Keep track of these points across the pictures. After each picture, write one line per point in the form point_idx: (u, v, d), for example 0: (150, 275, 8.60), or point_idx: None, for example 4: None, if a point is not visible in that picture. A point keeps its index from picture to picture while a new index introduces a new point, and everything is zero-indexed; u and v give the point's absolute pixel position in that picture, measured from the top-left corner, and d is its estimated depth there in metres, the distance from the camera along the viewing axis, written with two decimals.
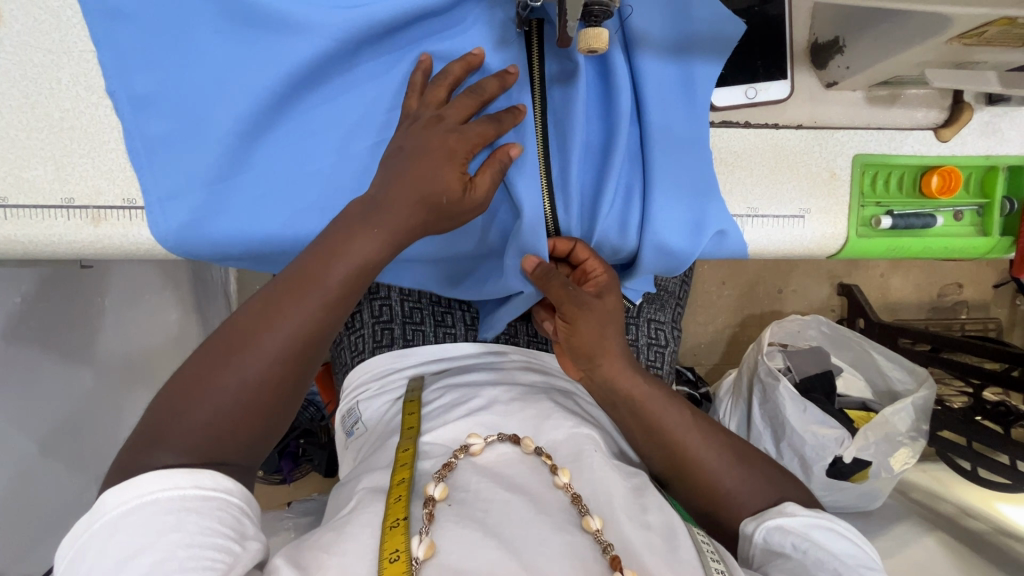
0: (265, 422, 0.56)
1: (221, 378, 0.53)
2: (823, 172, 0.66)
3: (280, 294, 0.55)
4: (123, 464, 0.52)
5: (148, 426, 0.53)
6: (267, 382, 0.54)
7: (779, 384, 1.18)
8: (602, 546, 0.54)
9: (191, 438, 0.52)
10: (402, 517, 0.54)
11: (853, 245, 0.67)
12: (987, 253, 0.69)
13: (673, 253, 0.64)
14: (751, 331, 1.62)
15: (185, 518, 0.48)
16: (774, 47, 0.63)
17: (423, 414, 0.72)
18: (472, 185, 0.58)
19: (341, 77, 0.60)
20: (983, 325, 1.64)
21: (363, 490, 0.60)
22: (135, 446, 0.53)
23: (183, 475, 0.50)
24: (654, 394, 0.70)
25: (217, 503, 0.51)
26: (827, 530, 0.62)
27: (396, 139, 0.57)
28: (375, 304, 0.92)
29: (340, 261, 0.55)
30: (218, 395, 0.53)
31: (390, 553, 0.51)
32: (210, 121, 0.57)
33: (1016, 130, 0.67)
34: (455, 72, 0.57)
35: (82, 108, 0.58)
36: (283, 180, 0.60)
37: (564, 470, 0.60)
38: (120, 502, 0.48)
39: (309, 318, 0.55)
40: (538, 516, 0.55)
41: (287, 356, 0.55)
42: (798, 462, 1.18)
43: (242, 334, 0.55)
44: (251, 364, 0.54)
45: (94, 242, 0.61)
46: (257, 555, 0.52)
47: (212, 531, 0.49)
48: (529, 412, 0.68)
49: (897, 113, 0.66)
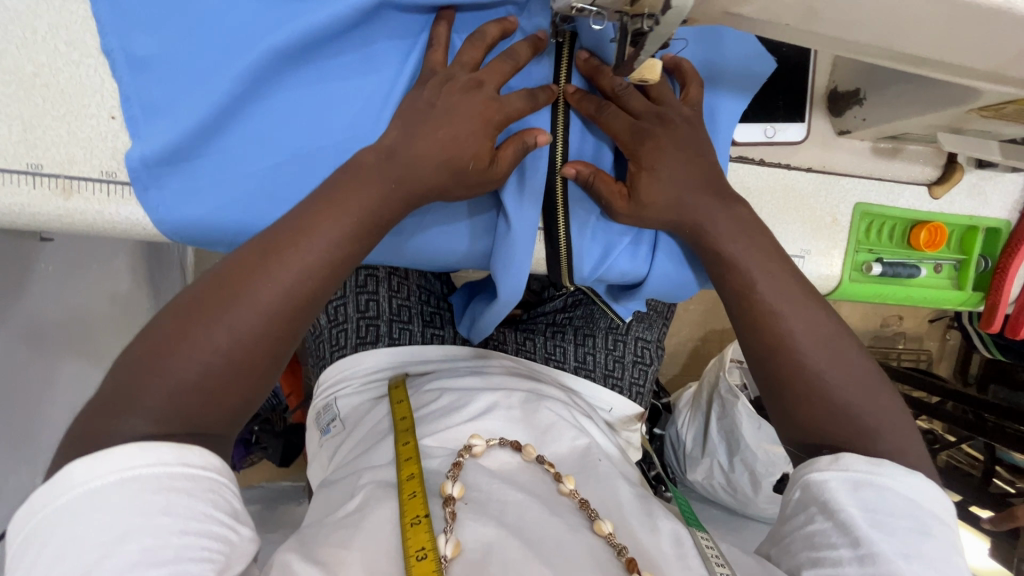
0: (254, 385, 0.53)
1: (207, 332, 0.50)
2: (825, 217, 0.68)
3: (277, 244, 0.52)
4: (88, 431, 0.48)
5: (120, 386, 0.49)
6: (260, 339, 0.52)
7: (739, 402, 1.23)
8: (616, 549, 0.54)
9: (169, 396, 0.49)
10: (423, 514, 0.53)
11: (846, 289, 0.70)
12: (960, 306, 0.74)
13: (675, 278, 0.69)
14: (712, 347, 1.68)
15: (175, 501, 0.45)
16: (796, 90, 0.64)
17: (416, 415, 0.71)
18: (496, 159, 0.56)
19: (364, 58, 0.55)
20: (917, 356, 1.77)
21: (370, 484, 0.59)
22: (104, 410, 0.48)
23: (169, 450, 0.46)
24: (768, 276, 0.61)
25: (208, 483, 0.48)
26: (889, 491, 0.53)
27: (424, 95, 0.54)
28: (361, 298, 0.89)
29: (343, 217, 0.53)
30: (202, 350, 0.49)
31: (418, 552, 0.49)
32: (215, 93, 0.52)
33: (998, 193, 0.71)
34: (491, 35, 0.54)
35: (61, 66, 0.52)
36: (289, 166, 0.56)
37: (568, 478, 0.61)
38: (96, 476, 0.44)
39: (308, 270, 0.52)
40: (552, 516, 0.55)
41: (280, 311, 0.52)
42: (748, 475, 1.24)
43: (231, 287, 0.51)
44: (241, 316, 0.51)
45: (63, 216, 0.55)
46: (250, 543, 0.50)
47: (207, 517, 0.46)
48: (529, 420, 0.68)
49: (898, 167, 0.69)
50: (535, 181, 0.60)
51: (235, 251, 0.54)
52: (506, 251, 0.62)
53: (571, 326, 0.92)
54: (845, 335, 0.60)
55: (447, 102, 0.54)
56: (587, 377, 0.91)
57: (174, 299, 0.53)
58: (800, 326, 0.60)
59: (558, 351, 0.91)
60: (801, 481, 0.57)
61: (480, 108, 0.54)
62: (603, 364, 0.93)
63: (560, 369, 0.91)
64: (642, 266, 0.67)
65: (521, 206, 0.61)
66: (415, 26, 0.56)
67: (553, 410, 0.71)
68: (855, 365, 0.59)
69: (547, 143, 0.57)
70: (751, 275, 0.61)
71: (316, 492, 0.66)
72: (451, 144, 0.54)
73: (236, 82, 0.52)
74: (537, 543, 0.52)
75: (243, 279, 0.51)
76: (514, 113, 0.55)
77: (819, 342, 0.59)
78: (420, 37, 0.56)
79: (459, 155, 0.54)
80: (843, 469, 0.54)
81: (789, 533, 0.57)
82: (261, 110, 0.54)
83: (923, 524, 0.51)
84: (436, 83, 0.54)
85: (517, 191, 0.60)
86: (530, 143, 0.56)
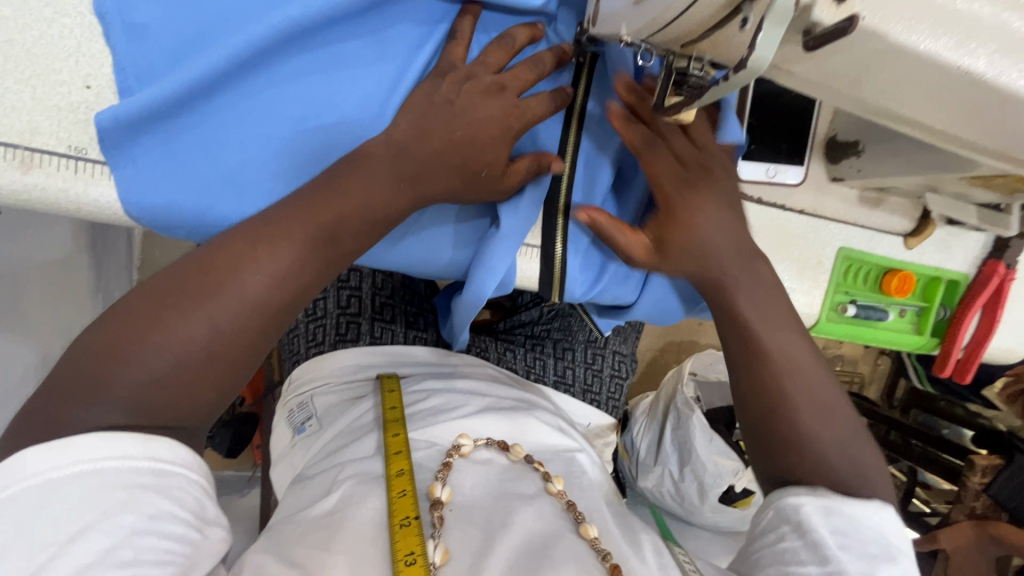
0: (235, 380, 0.46)
1: (189, 319, 0.43)
2: (812, 258, 0.72)
3: (281, 228, 0.46)
4: (31, 425, 0.40)
5: (76, 372, 0.41)
6: (248, 332, 0.45)
7: (693, 415, 1.26)
8: (600, 553, 0.53)
9: (137, 388, 0.41)
10: (413, 516, 0.51)
11: (822, 327, 0.74)
12: (919, 349, 0.80)
13: (665, 304, 0.69)
14: (669, 357, 1.72)
15: (139, 497, 0.39)
16: (800, 133, 0.65)
17: (408, 417, 0.67)
18: (508, 173, 0.54)
19: (378, 41, 0.52)
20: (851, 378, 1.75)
21: (350, 481, 0.57)
22: (56, 396, 0.40)
23: (134, 443, 0.40)
24: (758, 309, 0.62)
25: (177, 480, 0.41)
26: (860, 519, 0.54)
27: (441, 89, 0.50)
28: (342, 294, 0.85)
29: (346, 212, 0.48)
30: (177, 339, 0.42)
31: (406, 556, 0.47)
32: (212, 67, 0.47)
33: (963, 248, 0.77)
34: (519, 39, 0.52)
35: (30, 22, 0.46)
36: (285, 152, 0.52)
37: (557, 478, 0.61)
38: (51, 466, 0.37)
39: (311, 266, 0.47)
40: (538, 521, 0.54)
41: (270, 304, 0.45)
42: (696, 486, 1.29)
43: (220, 268, 0.44)
44: (225, 306, 0.44)
45: (18, 192, 0.49)
46: (219, 544, 0.44)
47: (171, 517, 0.40)
48: (518, 429, 0.67)
49: (879, 216, 0.72)
50: (533, 195, 0.58)
51: (227, 232, 0.47)
52: (496, 259, 0.58)
53: (550, 338, 0.92)
54: (825, 365, 0.63)
55: (465, 99, 0.50)
56: (566, 391, 0.93)
57: (147, 278, 0.46)
58: (789, 361, 0.61)
59: (538, 364, 0.91)
60: (775, 502, 0.58)
61: (504, 114, 0.51)
62: (582, 379, 0.94)
63: (540, 382, 0.91)
64: (632, 292, 0.67)
65: (516, 217, 0.58)
66: (433, 14, 0.53)
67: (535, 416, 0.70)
68: (835, 402, 0.62)
69: (559, 170, 0.56)
70: (745, 306, 0.61)
71: (288, 491, 0.62)
72: (467, 152, 0.51)
73: (239, 56, 0.47)
74: (530, 546, 0.51)
75: (231, 263, 0.44)
76: (533, 121, 0.53)
77: (803, 378, 0.61)
78: (439, 25, 0.53)
79: (473, 160, 0.51)
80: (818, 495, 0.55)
81: (758, 549, 0.57)
82: (262, 90, 0.50)
83: (888, 553, 0.52)
84: (455, 78, 0.50)
85: (510, 206, 0.57)
86: (544, 166, 0.55)
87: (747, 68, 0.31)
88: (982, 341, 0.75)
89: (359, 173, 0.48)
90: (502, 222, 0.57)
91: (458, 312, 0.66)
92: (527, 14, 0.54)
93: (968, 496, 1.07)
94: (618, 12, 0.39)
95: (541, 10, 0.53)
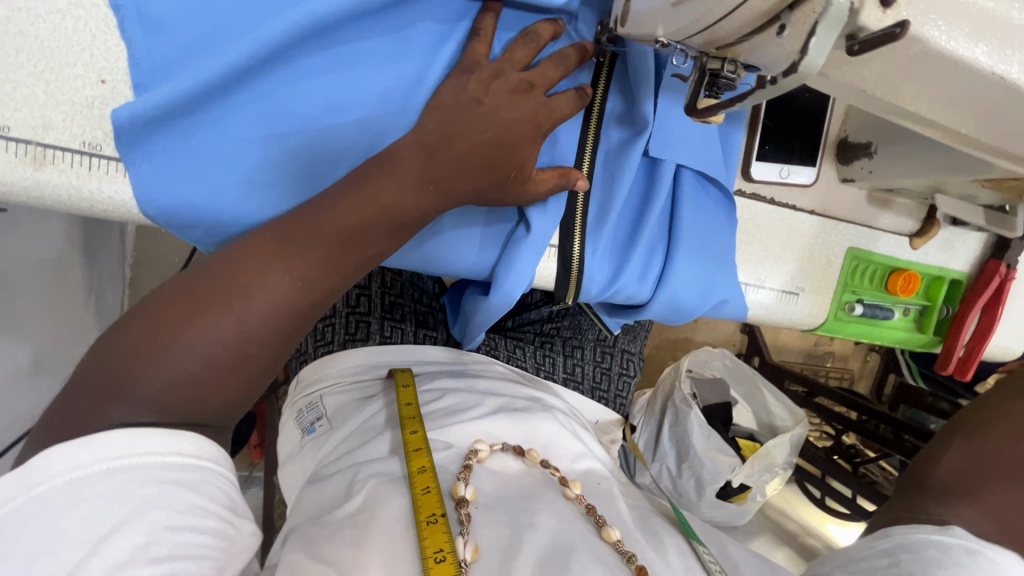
0: (261, 380, 0.45)
1: (216, 318, 0.42)
2: (821, 258, 0.73)
3: (308, 226, 0.46)
4: (55, 428, 0.39)
5: (100, 373, 0.40)
6: (275, 332, 0.44)
7: (692, 412, 1.28)
8: (625, 556, 0.53)
9: (165, 389, 0.40)
10: (440, 513, 0.51)
11: (830, 325, 0.75)
12: (921, 347, 0.82)
13: (681, 307, 0.67)
14: (665, 354, 1.73)
15: (169, 492, 0.38)
16: (813, 134, 0.66)
17: (423, 415, 0.66)
18: (535, 177, 0.54)
19: (401, 36, 0.51)
20: (838, 378, 1.78)
21: (372, 481, 0.56)
22: (80, 398, 0.39)
23: (162, 438, 0.39)
24: None
25: (205, 474, 0.40)
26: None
27: (468, 88, 0.50)
28: (352, 293, 0.83)
29: (373, 210, 0.47)
30: (205, 339, 0.41)
31: (435, 553, 0.47)
32: (235, 62, 0.46)
33: (964, 248, 0.78)
34: (544, 36, 0.51)
35: (44, 13, 0.44)
36: (305, 147, 0.51)
37: (574, 482, 0.61)
38: (77, 465, 0.36)
39: (339, 264, 0.47)
40: (563, 522, 0.55)
41: (298, 305, 0.45)
42: (694, 482, 1.30)
43: (247, 268, 0.44)
44: (254, 306, 0.43)
45: (30, 189, 0.47)
46: (249, 540, 0.43)
47: (202, 511, 0.39)
48: (534, 428, 0.67)
49: (886, 217, 0.74)
50: (558, 201, 0.59)
51: (251, 231, 0.46)
52: (524, 263, 0.59)
53: (559, 336, 0.91)
54: None
55: (492, 97, 0.50)
56: (574, 388, 0.93)
57: (170, 278, 0.45)
58: None
59: (547, 362, 0.91)
60: None
61: (532, 112, 0.51)
62: (590, 377, 0.95)
63: (548, 379, 0.91)
64: (648, 292, 0.65)
65: (544, 220, 0.59)
66: (455, 11, 0.52)
67: (554, 419, 0.70)
68: None
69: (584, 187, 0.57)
70: None
71: (303, 491, 0.61)
72: (494, 151, 0.50)
73: (261, 52, 0.47)
74: (556, 547, 0.51)
75: (260, 264, 0.44)
76: (559, 120, 0.53)
77: None
78: (461, 21, 0.52)
79: (501, 159, 0.51)
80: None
81: None
82: (283, 86, 0.49)
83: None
84: (482, 77, 0.50)
85: (537, 209, 0.58)
86: (570, 181, 0.56)
87: (798, 71, 0.32)
88: (983, 337, 0.76)
89: (387, 173, 0.48)
90: (532, 226, 0.58)
91: (477, 312, 0.66)
92: (548, 11, 0.54)
93: None
94: (655, 13, 0.39)
95: (563, 8, 0.53)
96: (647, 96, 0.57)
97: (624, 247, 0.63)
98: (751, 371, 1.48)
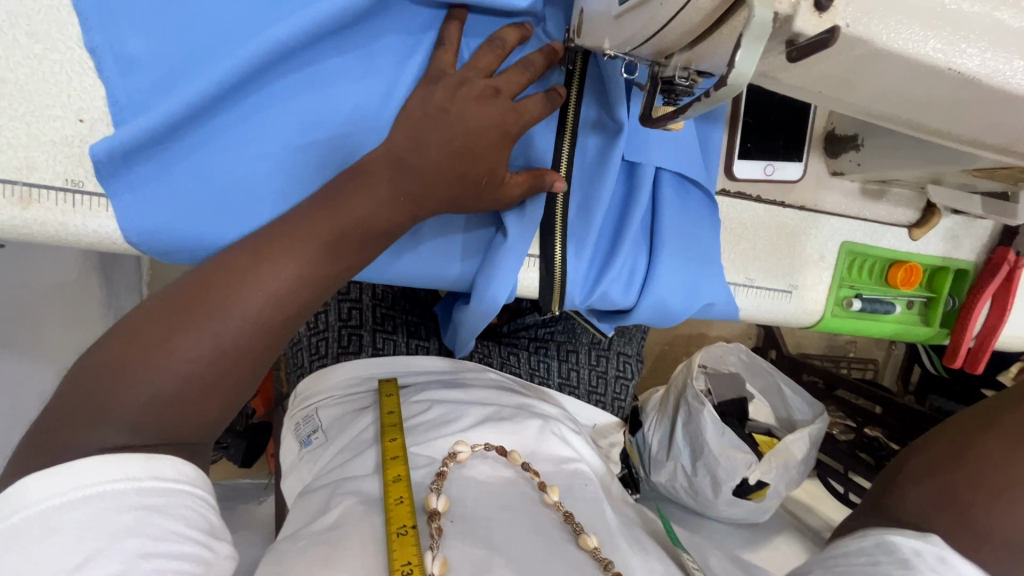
0: (238, 396, 0.46)
1: (190, 339, 0.43)
2: (815, 254, 0.71)
3: (277, 247, 0.47)
4: (41, 452, 0.41)
5: (82, 395, 0.42)
6: (249, 350, 0.45)
7: (704, 410, 1.25)
8: (602, 563, 0.54)
9: (145, 410, 0.42)
10: (410, 525, 0.53)
11: (827, 323, 0.73)
12: (927, 340, 0.78)
13: (667, 310, 0.66)
14: (678, 351, 1.70)
15: (145, 519, 0.39)
16: (797, 129, 0.64)
17: (406, 424, 0.69)
18: (509, 181, 0.54)
19: (366, 54, 0.52)
20: (863, 368, 1.72)
21: (350, 498, 0.58)
22: (63, 422, 0.41)
23: (138, 464, 0.41)
24: None
25: (183, 499, 0.42)
26: None
27: (435, 97, 0.50)
28: (343, 306, 0.86)
29: (344, 227, 0.48)
30: (181, 360, 0.43)
31: (402, 565, 0.49)
32: (201, 89, 0.47)
33: (969, 237, 0.75)
34: (509, 41, 0.51)
35: (20, 58, 0.46)
36: (277, 168, 0.52)
37: (553, 488, 0.61)
38: (54, 493, 0.38)
39: (309, 283, 0.48)
40: (538, 535, 0.55)
41: (272, 321, 0.46)
42: (710, 480, 1.27)
43: (219, 289, 0.45)
44: (226, 325, 0.44)
45: (18, 227, 0.49)
46: (226, 559, 0.44)
47: (179, 537, 0.40)
48: (521, 434, 0.68)
49: (882, 208, 0.71)
50: (536, 205, 0.58)
51: (224, 252, 0.48)
52: (503, 272, 0.59)
53: (554, 341, 0.92)
54: None
55: (460, 107, 0.50)
56: (571, 393, 0.94)
57: (146, 301, 0.46)
58: None
59: (543, 367, 0.91)
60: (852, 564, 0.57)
61: (499, 121, 0.51)
62: (587, 381, 0.95)
63: (545, 385, 0.91)
64: (635, 295, 0.65)
65: (521, 225, 0.59)
66: (420, 22, 0.52)
67: (544, 422, 0.71)
68: None
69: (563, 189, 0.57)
70: None
71: (296, 501, 0.63)
72: (461, 155, 0.50)
73: (228, 80, 0.48)
74: (529, 557, 0.51)
75: (233, 283, 0.45)
76: (529, 123, 0.53)
77: None
78: (425, 31, 0.52)
79: (468, 170, 0.51)
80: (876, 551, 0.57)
81: None
82: (253, 111, 0.51)
83: None
84: (448, 85, 0.50)
85: (515, 215, 0.58)
86: (547, 182, 0.55)
87: (728, 85, 0.31)
88: (994, 327, 0.73)
89: (358, 189, 0.49)
90: (508, 232, 0.58)
91: (465, 323, 0.67)
92: (515, 14, 0.54)
93: None
94: (601, 20, 0.38)
95: (529, 10, 0.53)
96: (620, 100, 0.56)
97: (606, 250, 0.63)
98: (768, 365, 1.44)
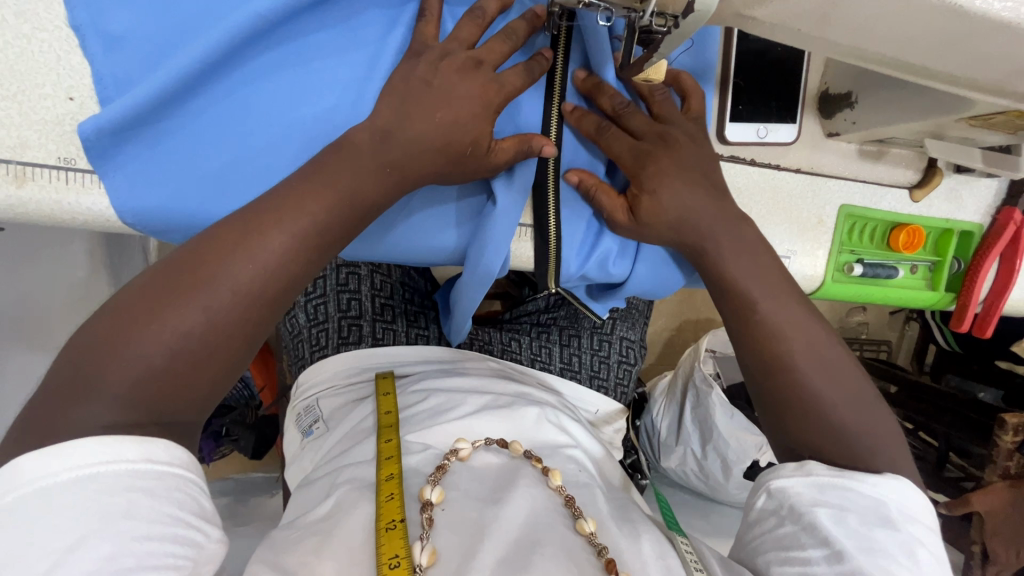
0: (228, 371, 0.47)
1: (178, 313, 0.44)
2: (812, 218, 0.70)
3: (262, 222, 0.47)
4: (38, 423, 0.41)
5: (74, 370, 0.42)
6: (237, 324, 0.46)
7: (713, 392, 1.23)
8: (597, 549, 0.54)
9: (135, 383, 0.42)
10: (398, 519, 0.52)
11: (829, 288, 0.72)
12: (933, 305, 0.77)
13: (663, 274, 0.67)
14: (686, 336, 1.69)
15: (138, 502, 0.40)
16: (790, 88, 0.63)
17: (402, 422, 0.67)
18: (495, 148, 0.53)
19: (348, 28, 0.52)
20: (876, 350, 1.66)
21: (346, 486, 0.58)
22: (58, 397, 0.42)
23: (131, 446, 0.41)
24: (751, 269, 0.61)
25: (175, 482, 0.43)
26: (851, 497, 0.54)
27: (417, 71, 0.51)
28: (342, 297, 0.87)
29: (330, 199, 0.49)
30: (170, 334, 0.43)
31: (390, 559, 0.48)
32: (185, 66, 0.48)
33: (974, 198, 0.74)
34: (491, 11, 0.51)
35: (10, 38, 0.47)
36: (263, 144, 0.52)
37: (555, 472, 0.61)
38: (48, 474, 0.39)
39: (294, 260, 0.48)
40: (533, 521, 0.54)
41: (259, 295, 0.46)
42: (720, 463, 1.25)
43: (206, 264, 0.45)
44: (212, 300, 0.45)
45: (15, 206, 0.51)
46: (220, 545, 0.45)
47: (172, 521, 0.41)
48: (518, 418, 0.68)
49: (881, 169, 0.70)
50: (525, 169, 0.58)
51: (210, 229, 0.48)
52: (496, 240, 0.59)
53: (556, 325, 0.92)
54: (823, 333, 0.62)
55: (441, 78, 0.50)
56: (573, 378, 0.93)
57: (136, 278, 0.47)
58: (786, 330, 0.60)
59: (544, 352, 0.91)
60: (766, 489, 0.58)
61: (480, 90, 0.51)
62: (588, 366, 0.94)
63: (546, 370, 0.91)
64: (631, 261, 0.65)
65: (509, 193, 0.58)
66: None
67: (541, 410, 0.71)
68: (844, 373, 0.60)
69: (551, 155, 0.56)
70: (737, 277, 0.61)
71: (297, 491, 0.64)
72: (443, 123, 0.50)
73: (212, 56, 0.48)
74: (520, 542, 0.51)
75: (220, 258, 0.46)
76: (513, 94, 0.53)
77: (813, 360, 0.59)
78: (408, 3, 0.53)
79: (450, 142, 0.51)
80: (806, 473, 0.56)
81: (758, 536, 0.58)
82: (238, 87, 0.51)
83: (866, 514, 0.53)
84: (430, 58, 0.50)
85: (502, 182, 0.58)
86: (535, 148, 0.55)
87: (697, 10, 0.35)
88: (1001, 291, 0.72)
89: (343, 161, 0.49)
90: (497, 201, 0.58)
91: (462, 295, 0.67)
92: None
93: (1001, 457, 1.00)
94: None
95: None
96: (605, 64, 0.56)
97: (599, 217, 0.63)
98: None
